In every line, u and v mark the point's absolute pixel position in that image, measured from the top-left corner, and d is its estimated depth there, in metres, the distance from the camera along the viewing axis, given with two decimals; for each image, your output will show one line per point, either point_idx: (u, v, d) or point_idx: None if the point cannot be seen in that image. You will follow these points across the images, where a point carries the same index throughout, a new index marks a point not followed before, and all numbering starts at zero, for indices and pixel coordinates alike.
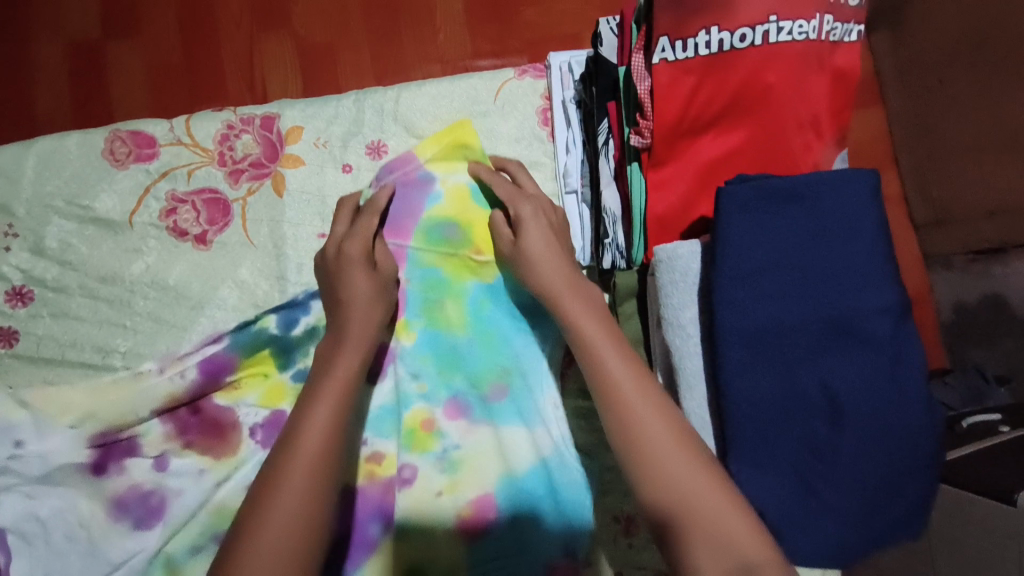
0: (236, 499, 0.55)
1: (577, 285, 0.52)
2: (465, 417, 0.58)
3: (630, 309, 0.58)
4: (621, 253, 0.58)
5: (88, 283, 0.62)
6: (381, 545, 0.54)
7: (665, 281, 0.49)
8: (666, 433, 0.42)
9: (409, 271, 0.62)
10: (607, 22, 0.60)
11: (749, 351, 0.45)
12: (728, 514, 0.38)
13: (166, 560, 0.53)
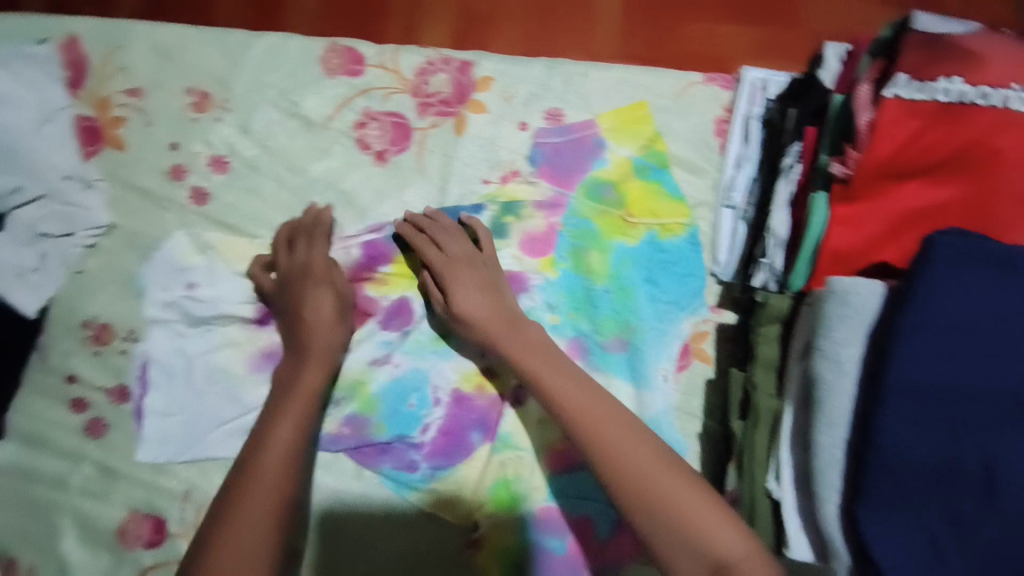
0: (358, 371, 0.68)
1: (530, 341, 0.61)
2: (582, 358, 0.69)
3: (771, 332, 0.57)
4: (775, 276, 0.58)
5: (276, 170, 0.68)
6: (481, 447, 0.67)
7: (831, 315, 0.50)
8: (646, 471, 0.54)
9: (565, 218, 0.70)
10: (835, 49, 0.61)
11: (915, 405, 0.45)
12: (709, 530, 0.51)
13: None
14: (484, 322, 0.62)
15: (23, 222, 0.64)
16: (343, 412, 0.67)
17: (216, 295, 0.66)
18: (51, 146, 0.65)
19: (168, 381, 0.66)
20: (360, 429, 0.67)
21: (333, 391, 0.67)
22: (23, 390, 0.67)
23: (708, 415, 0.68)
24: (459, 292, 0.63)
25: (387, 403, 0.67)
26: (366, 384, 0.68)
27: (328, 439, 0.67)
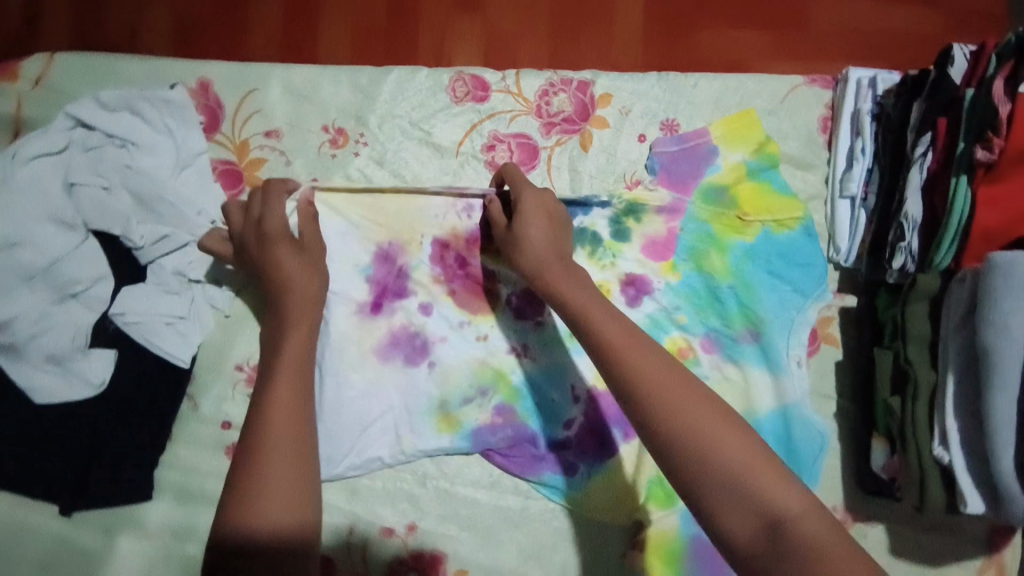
0: (496, 362, 0.69)
1: (569, 265, 0.58)
2: (715, 351, 0.71)
3: (919, 310, 0.61)
4: (913, 257, 0.63)
5: (412, 197, 0.70)
6: (625, 447, 0.68)
7: (996, 286, 0.54)
8: (711, 422, 0.46)
9: (683, 221, 0.72)
10: (962, 47, 0.63)
11: None
12: (776, 486, 0.44)
13: (435, 412, 0.67)
14: (543, 258, 0.58)
15: (173, 269, 0.65)
16: (492, 403, 0.68)
17: (337, 269, 0.67)
18: (194, 191, 0.66)
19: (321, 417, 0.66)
20: (511, 418, 0.68)
21: (478, 382, 0.68)
22: (174, 441, 0.66)
23: (841, 397, 0.72)
24: (527, 217, 0.61)
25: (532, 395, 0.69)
26: (507, 375, 0.69)
27: (482, 431, 0.68)
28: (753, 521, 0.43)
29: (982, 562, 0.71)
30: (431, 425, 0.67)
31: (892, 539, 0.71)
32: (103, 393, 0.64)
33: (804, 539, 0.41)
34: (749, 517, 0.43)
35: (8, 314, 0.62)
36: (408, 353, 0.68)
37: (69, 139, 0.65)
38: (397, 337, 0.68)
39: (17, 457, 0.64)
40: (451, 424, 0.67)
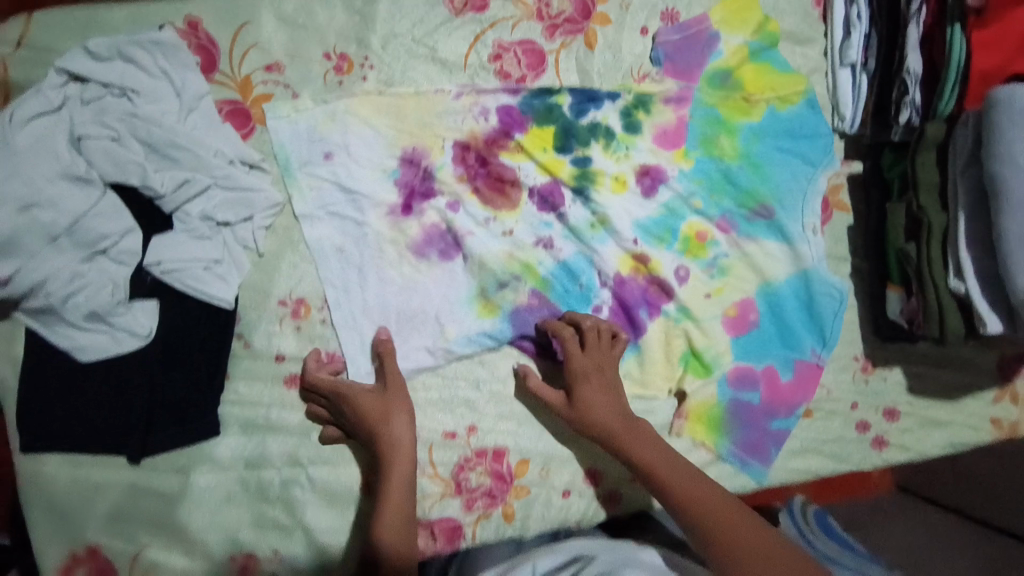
0: (523, 252, 0.72)
1: (652, 481, 0.65)
2: (732, 231, 0.75)
3: (927, 158, 0.65)
4: (916, 111, 0.66)
5: (426, 115, 0.70)
6: (651, 323, 0.75)
7: (998, 120, 0.58)
8: (741, 536, 0.58)
9: (692, 109, 0.74)
10: None
11: None
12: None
13: (476, 298, 0.71)
14: (607, 425, 0.67)
15: (201, 213, 0.64)
16: (528, 287, 0.72)
17: (363, 174, 0.69)
18: (206, 133, 0.64)
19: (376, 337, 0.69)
20: (547, 300, 0.72)
21: (512, 271, 0.72)
22: (231, 380, 0.68)
23: (853, 259, 0.78)
24: (585, 395, 0.68)
25: (560, 282, 0.73)
26: (536, 267, 0.72)
27: (521, 311, 0.71)
28: None
29: (996, 390, 0.81)
30: (472, 310, 0.71)
31: (912, 380, 0.79)
32: (153, 343, 0.65)
33: None
34: None
35: (40, 278, 0.60)
36: (443, 248, 0.71)
37: (64, 96, 0.62)
38: (430, 234, 0.71)
39: (81, 417, 0.65)
40: (490, 308, 0.71)
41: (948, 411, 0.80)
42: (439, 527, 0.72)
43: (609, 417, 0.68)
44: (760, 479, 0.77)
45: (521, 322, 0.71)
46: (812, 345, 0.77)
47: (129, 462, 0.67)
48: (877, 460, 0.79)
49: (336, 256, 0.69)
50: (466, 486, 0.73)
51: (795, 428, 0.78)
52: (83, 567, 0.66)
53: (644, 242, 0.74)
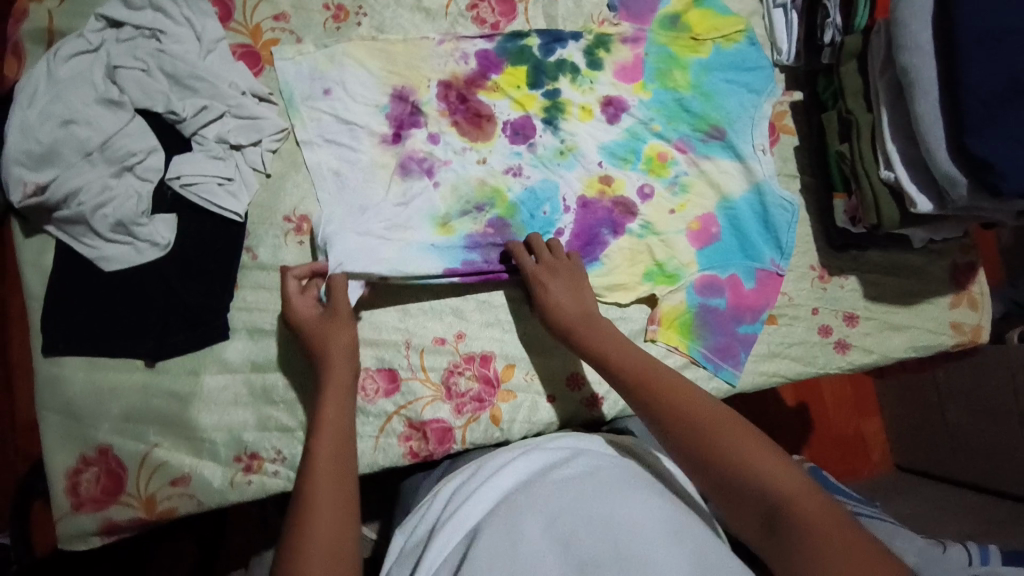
0: (493, 180, 0.80)
1: (611, 365, 0.66)
2: (690, 151, 0.85)
3: (850, 67, 0.76)
4: (839, 30, 0.79)
5: (414, 58, 0.80)
6: (616, 239, 0.82)
7: (904, 14, 0.68)
8: (708, 426, 0.57)
9: (647, 48, 0.85)
10: None
11: (985, 46, 0.63)
12: (767, 467, 0.53)
13: (438, 221, 0.78)
14: (573, 312, 0.71)
15: (217, 136, 0.74)
16: (488, 217, 0.79)
17: (358, 108, 0.78)
18: (223, 68, 0.75)
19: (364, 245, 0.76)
20: (504, 229, 0.79)
21: (477, 198, 0.79)
22: (239, 289, 0.74)
23: (803, 175, 0.86)
24: (553, 290, 0.73)
25: (525, 207, 0.80)
26: (505, 191, 0.80)
27: (475, 237, 0.78)
28: (753, 510, 0.52)
29: (952, 296, 0.86)
30: (431, 229, 0.77)
31: (867, 287, 0.85)
32: (171, 253, 0.72)
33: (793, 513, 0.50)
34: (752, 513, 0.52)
35: (74, 186, 0.69)
36: (417, 173, 0.78)
37: (102, 38, 0.73)
38: (408, 158, 0.78)
39: (99, 321, 0.71)
40: (448, 229, 0.78)
41: (906, 316, 0.85)
42: (431, 430, 0.76)
43: (582, 311, 0.71)
44: (731, 381, 0.81)
45: (473, 245, 0.77)
46: (772, 256, 0.83)
47: (144, 365, 0.72)
48: (842, 362, 0.83)
49: (333, 178, 0.77)
50: (456, 391, 0.77)
51: (763, 333, 0.83)
52: (92, 468, 0.70)
53: (609, 164, 0.83)
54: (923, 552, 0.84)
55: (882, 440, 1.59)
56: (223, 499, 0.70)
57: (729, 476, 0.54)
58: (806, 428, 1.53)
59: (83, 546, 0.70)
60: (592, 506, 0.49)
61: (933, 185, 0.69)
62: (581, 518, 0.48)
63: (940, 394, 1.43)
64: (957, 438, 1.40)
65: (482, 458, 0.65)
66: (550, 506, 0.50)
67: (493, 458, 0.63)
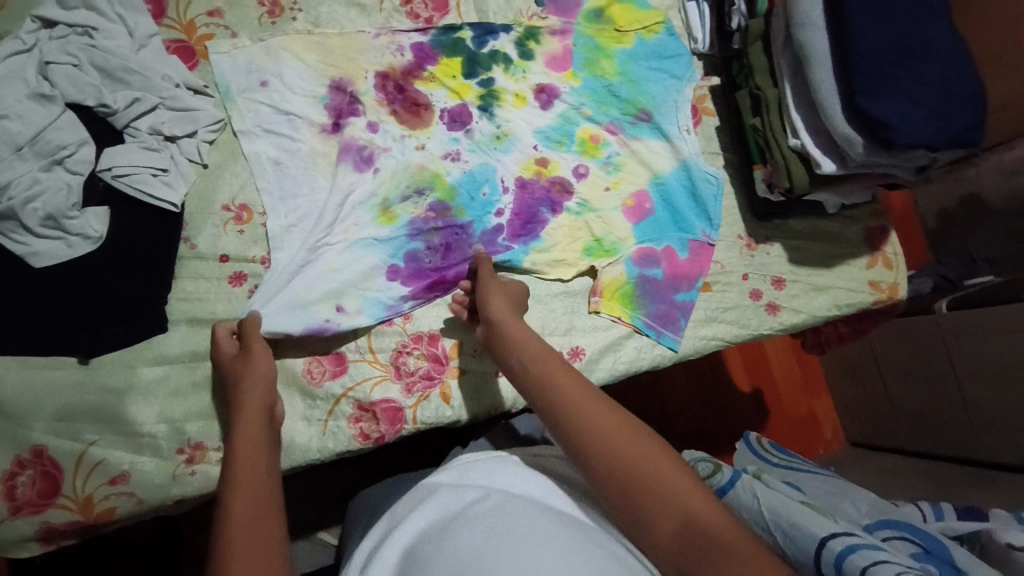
0: (432, 166, 0.82)
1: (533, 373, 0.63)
2: (620, 133, 0.89)
3: (757, 47, 0.83)
4: (744, 15, 0.88)
5: (351, 51, 0.83)
6: (553, 218, 0.85)
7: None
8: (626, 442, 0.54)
9: (574, 39, 0.90)
10: None
11: (868, 17, 0.71)
12: (683, 490, 0.50)
13: (378, 209, 0.79)
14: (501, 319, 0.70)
15: (150, 127, 0.74)
16: (428, 201, 0.81)
17: (295, 99, 0.80)
18: (157, 62, 0.75)
19: (304, 233, 0.77)
20: (444, 212, 0.81)
21: (417, 183, 0.81)
22: (178, 279, 0.74)
23: (725, 152, 0.93)
24: (489, 292, 0.73)
25: (464, 190, 0.82)
26: (445, 175, 0.82)
27: (417, 222, 0.80)
28: (666, 524, 0.49)
29: (868, 258, 0.93)
30: (372, 217, 0.79)
31: (791, 252, 0.91)
32: (105, 246, 0.71)
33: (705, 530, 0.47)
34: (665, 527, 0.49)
35: (2, 180, 0.68)
36: (358, 159, 0.80)
37: (36, 39, 0.72)
38: (348, 145, 0.79)
39: (28, 318, 0.68)
40: (389, 216, 0.79)
41: (829, 277, 0.91)
42: (381, 411, 0.75)
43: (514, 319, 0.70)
44: (674, 347, 0.85)
45: (415, 232, 0.80)
46: (702, 227, 0.88)
47: (79, 363, 0.69)
48: (774, 323, 0.88)
49: (272, 168, 0.78)
50: (407, 370, 0.78)
51: (699, 300, 0.87)
52: (25, 472, 0.66)
53: (544, 148, 0.87)
54: (875, 507, 0.83)
55: (833, 419, 1.64)
56: (165, 495, 0.68)
57: (641, 490, 0.51)
58: (760, 411, 1.57)
59: (23, 556, 0.66)
60: (505, 526, 0.52)
61: (835, 148, 0.76)
62: (491, 556, 0.48)
63: (880, 368, 1.48)
64: (900, 409, 1.45)
65: (401, 499, 0.64)
66: (466, 526, 0.53)
67: (413, 496, 0.63)
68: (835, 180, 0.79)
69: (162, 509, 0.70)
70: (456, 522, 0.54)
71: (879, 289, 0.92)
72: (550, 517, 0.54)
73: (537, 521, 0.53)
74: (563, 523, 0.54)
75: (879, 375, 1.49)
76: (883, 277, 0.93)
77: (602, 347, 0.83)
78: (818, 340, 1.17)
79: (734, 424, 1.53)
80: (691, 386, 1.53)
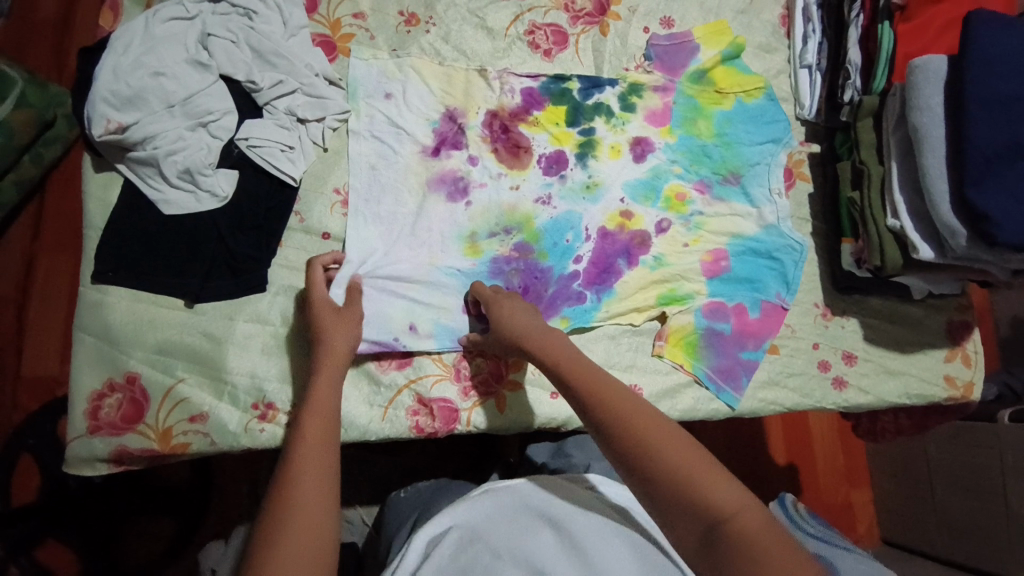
0: (522, 207, 0.86)
1: (566, 357, 0.65)
2: (707, 192, 0.91)
3: (867, 124, 0.84)
4: (858, 91, 0.87)
5: (471, 87, 0.88)
6: (628, 271, 0.86)
7: (919, 80, 0.76)
8: (656, 432, 0.53)
9: (675, 97, 0.93)
10: None
11: (988, 111, 0.70)
12: (712, 489, 0.49)
13: (465, 241, 0.83)
14: (520, 327, 0.71)
15: (286, 108, 0.81)
16: (514, 240, 0.84)
17: (410, 117, 0.85)
18: (302, 51, 0.83)
19: (392, 238, 0.82)
20: (527, 254, 0.84)
21: (506, 221, 0.85)
22: (282, 247, 0.80)
23: (815, 220, 0.94)
24: (498, 316, 0.73)
25: (549, 236, 0.85)
26: (533, 219, 0.85)
27: (500, 260, 0.83)
28: (689, 522, 0.48)
29: (947, 350, 0.91)
30: (459, 249, 0.83)
31: (867, 330, 0.90)
32: (228, 205, 0.77)
33: (730, 529, 0.47)
34: (690, 524, 0.48)
35: (151, 131, 0.75)
36: (452, 190, 0.84)
37: (198, 10, 0.81)
38: (444, 177, 0.84)
39: (147, 257, 0.75)
40: (475, 250, 0.83)
41: (902, 362, 0.89)
42: (437, 408, 0.78)
43: (523, 323, 0.71)
44: (731, 404, 0.84)
45: (497, 270, 0.83)
46: (778, 290, 0.88)
47: (184, 306, 0.76)
48: (839, 399, 0.86)
49: (368, 171, 0.83)
50: (465, 374, 0.80)
51: (764, 361, 0.86)
52: (116, 394, 0.72)
53: (630, 200, 0.89)
54: None
55: (870, 513, 1.55)
56: (234, 442, 0.73)
57: (664, 484, 0.50)
58: (793, 490, 1.51)
59: (88, 472, 0.72)
60: (569, 544, 0.57)
61: (935, 235, 0.76)
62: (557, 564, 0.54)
63: (930, 471, 1.40)
64: (946, 519, 1.35)
65: (460, 503, 0.66)
66: (525, 545, 0.57)
67: (471, 505, 0.65)
68: (930, 267, 0.79)
69: (226, 453, 0.75)
70: (513, 523, 0.60)
71: (952, 387, 0.90)
72: (611, 541, 0.58)
73: (598, 534, 0.58)
74: (621, 541, 0.58)
75: (927, 478, 1.40)
76: (960, 370, 0.91)
77: (660, 390, 0.83)
78: (872, 428, 1.13)
79: (765, 496, 1.48)
80: (724, 448, 1.49)
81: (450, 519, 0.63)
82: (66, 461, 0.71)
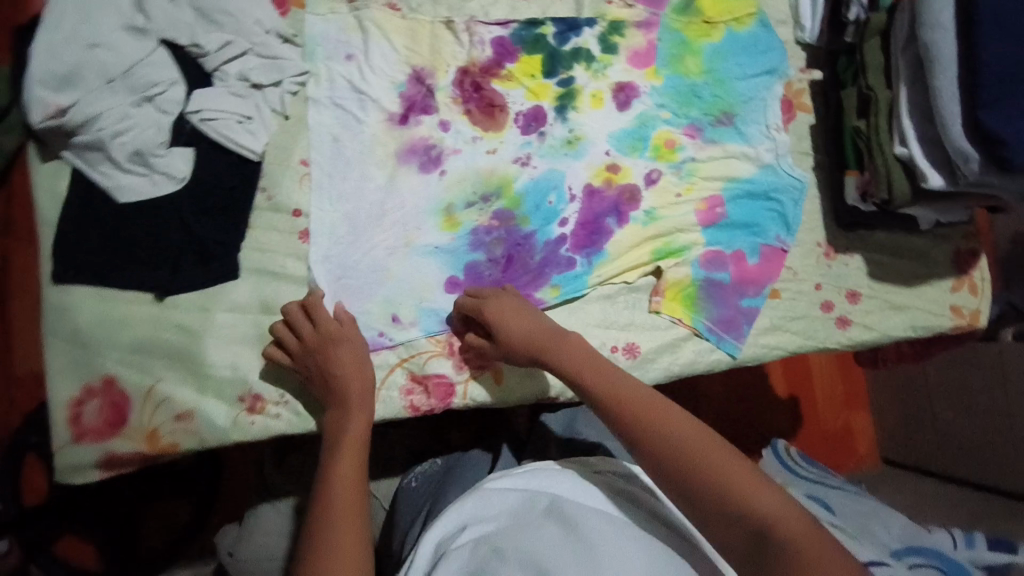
0: (501, 169, 0.80)
1: (590, 367, 0.65)
2: (699, 137, 0.85)
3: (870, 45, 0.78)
4: (864, 7, 0.81)
5: (438, 41, 0.81)
6: (618, 229, 0.82)
7: None
8: (695, 443, 0.55)
9: (660, 34, 0.86)
10: None
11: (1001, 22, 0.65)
12: (757, 496, 0.51)
13: (441, 214, 0.78)
14: (535, 337, 0.69)
15: (239, 73, 0.74)
16: (493, 208, 0.79)
17: (374, 81, 0.78)
18: (249, 5, 0.75)
19: (359, 219, 0.76)
20: (507, 221, 0.79)
21: (484, 188, 0.79)
22: (252, 229, 0.74)
23: (814, 154, 0.88)
24: (505, 328, 0.70)
25: (530, 199, 0.80)
26: (512, 181, 0.80)
27: (480, 232, 0.78)
28: (737, 529, 0.50)
29: (953, 280, 0.89)
30: (435, 223, 0.78)
31: (872, 266, 0.87)
32: (188, 186, 0.71)
33: (777, 534, 0.48)
34: (737, 531, 0.50)
35: (93, 111, 0.68)
36: (424, 161, 0.78)
37: None
38: (415, 146, 0.78)
39: (108, 250, 0.70)
40: (452, 223, 0.78)
41: (908, 296, 0.87)
42: (432, 384, 0.76)
43: (537, 331, 0.69)
44: (734, 353, 0.82)
45: (477, 242, 0.78)
46: (778, 233, 0.84)
47: (155, 299, 0.71)
48: (842, 338, 0.84)
49: (330, 143, 0.77)
50: (458, 347, 0.77)
51: (766, 307, 0.84)
52: (96, 398, 0.69)
53: (616, 153, 0.83)
54: (905, 530, 0.75)
55: (869, 437, 1.57)
56: (229, 435, 0.71)
57: (709, 495, 0.52)
58: (795, 423, 1.52)
59: (79, 480, 0.69)
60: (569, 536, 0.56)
61: (946, 161, 0.71)
62: (557, 555, 0.53)
63: (928, 394, 1.41)
64: (945, 439, 1.37)
65: (468, 495, 0.65)
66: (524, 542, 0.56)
67: (482, 498, 0.64)
68: (937, 196, 0.75)
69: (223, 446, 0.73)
70: (523, 523, 0.58)
71: (959, 316, 0.88)
72: (626, 538, 0.56)
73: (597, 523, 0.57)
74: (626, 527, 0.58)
75: (926, 401, 1.41)
76: (966, 298, 0.89)
77: (661, 346, 0.81)
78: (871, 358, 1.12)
79: (768, 431, 1.49)
80: (727, 389, 1.48)
81: (458, 518, 0.62)
82: (55, 472, 0.68)
